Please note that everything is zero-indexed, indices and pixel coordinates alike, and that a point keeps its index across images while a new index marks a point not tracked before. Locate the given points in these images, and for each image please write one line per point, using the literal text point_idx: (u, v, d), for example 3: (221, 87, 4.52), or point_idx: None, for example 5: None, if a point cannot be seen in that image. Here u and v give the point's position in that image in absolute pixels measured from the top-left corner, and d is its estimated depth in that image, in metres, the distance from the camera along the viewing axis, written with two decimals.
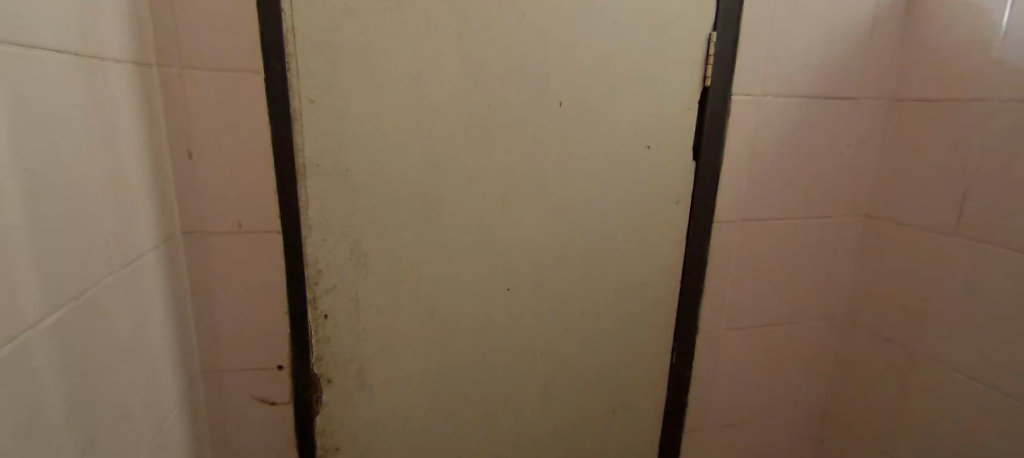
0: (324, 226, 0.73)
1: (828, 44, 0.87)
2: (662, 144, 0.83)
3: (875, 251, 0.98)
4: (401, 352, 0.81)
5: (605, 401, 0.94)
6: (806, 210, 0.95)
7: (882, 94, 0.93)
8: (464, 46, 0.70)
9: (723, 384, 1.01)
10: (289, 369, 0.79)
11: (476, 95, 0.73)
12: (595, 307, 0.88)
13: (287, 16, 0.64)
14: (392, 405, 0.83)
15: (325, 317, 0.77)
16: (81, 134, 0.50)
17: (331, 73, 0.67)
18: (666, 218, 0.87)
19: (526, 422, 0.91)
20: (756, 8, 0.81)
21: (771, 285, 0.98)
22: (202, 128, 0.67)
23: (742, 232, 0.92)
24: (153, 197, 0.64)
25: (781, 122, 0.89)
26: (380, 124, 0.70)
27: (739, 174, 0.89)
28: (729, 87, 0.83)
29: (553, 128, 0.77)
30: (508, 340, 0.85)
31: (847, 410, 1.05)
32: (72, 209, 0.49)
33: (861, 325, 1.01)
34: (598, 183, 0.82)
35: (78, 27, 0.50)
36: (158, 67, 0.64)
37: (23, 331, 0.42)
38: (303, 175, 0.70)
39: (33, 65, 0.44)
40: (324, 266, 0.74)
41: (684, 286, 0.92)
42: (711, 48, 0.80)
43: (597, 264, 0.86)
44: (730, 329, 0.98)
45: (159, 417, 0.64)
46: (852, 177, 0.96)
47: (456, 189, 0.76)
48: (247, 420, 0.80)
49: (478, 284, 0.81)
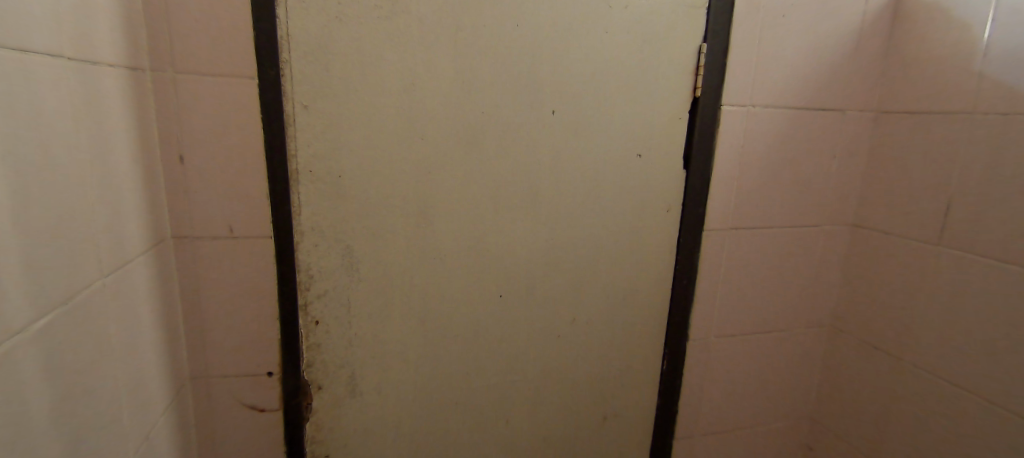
0: (317, 231, 0.68)
1: (814, 56, 0.88)
2: (658, 153, 0.82)
3: (870, 264, 0.97)
4: (394, 360, 0.76)
5: (600, 407, 0.91)
6: (795, 217, 0.95)
7: (867, 107, 0.95)
8: (461, 51, 0.68)
9: (716, 391, 0.99)
10: (279, 375, 0.73)
11: (471, 98, 0.70)
12: (591, 315, 0.85)
13: (282, 21, 0.61)
14: (386, 413, 0.78)
15: (316, 324, 0.71)
16: (72, 137, 0.48)
17: (324, 74, 0.64)
18: (660, 229, 0.86)
19: (522, 429, 0.87)
20: (745, 21, 0.82)
21: (761, 293, 0.97)
22: (196, 131, 0.63)
23: (729, 237, 0.91)
24: (144, 203, 0.60)
25: (768, 132, 0.89)
26: (375, 123, 0.67)
27: (728, 183, 0.88)
28: (719, 96, 0.83)
29: (554, 133, 0.76)
30: (504, 350, 0.82)
31: (844, 423, 1.02)
32: (63, 221, 0.47)
33: (849, 333, 1.01)
34: (598, 193, 0.80)
35: (72, 30, 0.48)
36: (151, 71, 0.61)
37: (11, 336, 0.40)
38: (302, 172, 0.66)
39: (29, 70, 0.43)
40: (316, 272, 0.70)
41: (676, 293, 0.90)
42: (702, 59, 0.80)
43: (593, 270, 0.83)
44: (719, 336, 0.96)
45: (146, 426, 0.60)
46: (838, 187, 0.97)
47: (453, 192, 0.73)
48: (232, 429, 0.74)
49: (471, 292, 0.77)
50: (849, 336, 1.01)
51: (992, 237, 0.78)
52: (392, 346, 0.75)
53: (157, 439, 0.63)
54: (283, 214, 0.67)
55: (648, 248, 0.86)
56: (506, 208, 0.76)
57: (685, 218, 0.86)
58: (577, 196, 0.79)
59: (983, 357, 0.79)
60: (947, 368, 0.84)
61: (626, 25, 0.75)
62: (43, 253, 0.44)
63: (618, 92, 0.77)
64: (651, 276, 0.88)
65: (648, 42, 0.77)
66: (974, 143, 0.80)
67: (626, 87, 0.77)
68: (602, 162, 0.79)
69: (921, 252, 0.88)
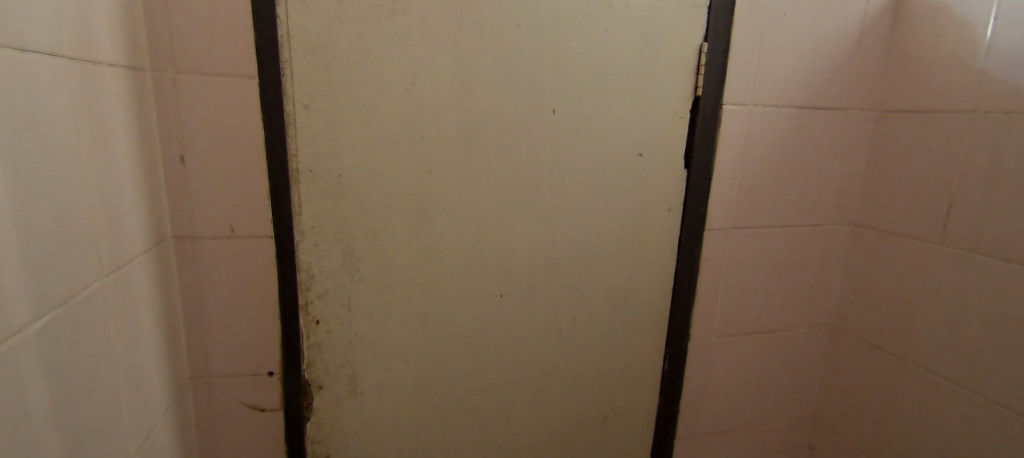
0: (317, 230, 0.68)
1: (815, 55, 0.88)
2: (659, 152, 0.82)
3: (871, 263, 0.96)
4: (395, 359, 0.76)
5: (601, 407, 0.91)
6: (796, 217, 0.95)
7: (868, 106, 0.95)
8: (461, 51, 0.68)
9: (717, 391, 0.98)
10: (280, 375, 0.73)
11: (472, 98, 0.70)
12: (591, 314, 0.85)
13: (282, 21, 0.61)
14: (387, 412, 0.78)
15: (316, 323, 0.71)
16: (72, 136, 0.48)
17: (324, 74, 0.64)
18: (661, 228, 0.86)
19: (523, 429, 0.87)
20: (746, 21, 0.82)
21: (763, 293, 0.97)
22: (197, 131, 0.63)
23: (730, 237, 0.91)
24: (144, 203, 0.60)
25: (769, 131, 0.88)
26: (375, 123, 0.67)
27: (729, 183, 0.88)
28: (720, 95, 0.83)
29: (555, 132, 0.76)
30: (505, 350, 0.82)
31: (846, 423, 1.02)
32: (63, 221, 0.47)
33: (850, 332, 1.01)
34: (598, 192, 0.80)
35: (72, 29, 0.48)
36: (151, 71, 0.61)
37: (11, 336, 0.40)
38: (302, 171, 0.66)
39: (28, 69, 0.43)
40: (317, 271, 0.70)
41: (678, 293, 0.89)
42: (703, 58, 0.80)
43: (593, 269, 0.83)
44: (720, 335, 0.95)
45: (146, 426, 0.60)
46: (839, 186, 0.97)
47: (453, 192, 0.73)
48: (233, 429, 0.74)
49: (472, 291, 0.77)
50: (850, 336, 1.01)
51: (994, 236, 0.77)
52: (392, 345, 0.75)
53: (157, 439, 0.63)
54: (283, 212, 0.67)
55: (649, 248, 0.86)
56: (507, 207, 0.76)
57: (686, 217, 0.86)
58: (577, 196, 0.79)
59: (984, 357, 0.79)
60: (948, 368, 0.84)
61: (627, 24, 0.75)
62: (43, 254, 0.44)
63: (619, 91, 0.77)
64: (651, 275, 0.88)
65: (649, 41, 0.76)
66: (975, 142, 0.79)
67: (627, 87, 0.77)
68: (603, 161, 0.79)
69: (923, 252, 0.88)
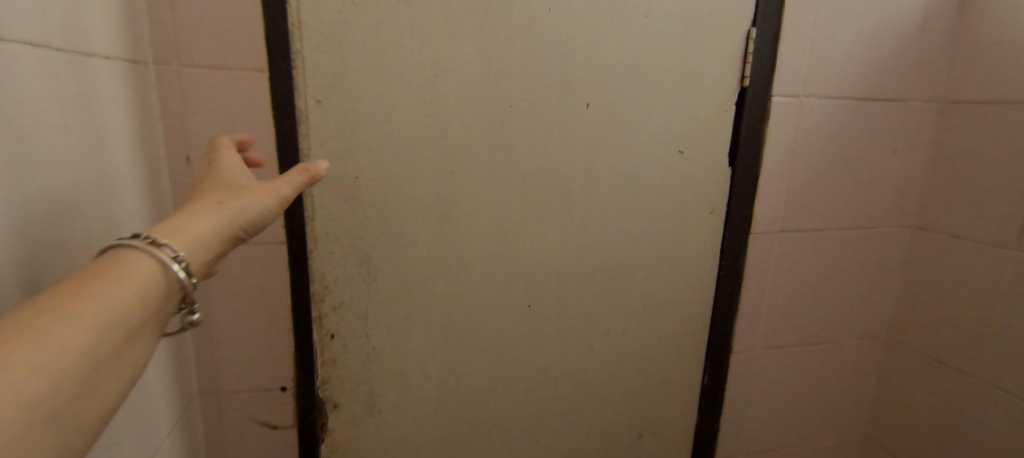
0: (331, 237, 0.63)
1: (873, 41, 0.80)
2: (701, 150, 0.75)
3: (934, 270, 0.88)
4: (415, 375, 0.71)
5: (634, 424, 0.84)
6: (850, 219, 0.87)
7: (931, 97, 0.86)
8: (486, 40, 0.62)
9: (760, 408, 0.91)
10: (294, 391, 0.68)
11: (497, 92, 0.64)
12: (625, 326, 0.78)
13: (293, 9, 0.56)
14: (406, 431, 0.73)
15: (331, 337, 0.66)
16: (62, 137, 0.43)
17: (338, 66, 0.58)
18: (703, 233, 0.79)
19: (550, 448, 0.81)
20: (798, 3, 0.74)
21: (811, 302, 0.89)
22: (203, 130, 0.59)
23: (777, 241, 0.83)
24: (147, 208, 0.55)
25: (822, 126, 0.81)
26: (393, 119, 0.61)
27: (778, 182, 0.80)
28: (769, 85, 0.75)
29: (587, 129, 0.69)
30: (533, 365, 0.76)
31: (902, 444, 0.93)
32: (52, 232, 0.42)
33: (907, 345, 0.92)
34: (634, 193, 0.74)
35: (61, 18, 0.43)
36: (154, 66, 0.56)
37: None
38: (314, 174, 0.61)
39: (9, 62, 0.38)
40: (331, 282, 0.65)
41: (719, 302, 0.82)
42: (751, 44, 0.72)
43: (628, 277, 0.76)
44: (765, 348, 0.88)
45: (150, 447, 0.56)
46: (898, 185, 0.88)
47: (478, 195, 0.67)
48: (244, 447, 0.69)
49: (498, 301, 0.71)
50: (908, 349, 0.92)
51: None
52: (411, 361, 0.70)
53: None
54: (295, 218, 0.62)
55: (689, 254, 0.79)
56: (536, 211, 0.70)
57: (730, 220, 0.79)
58: (611, 198, 0.73)
59: None
60: None
61: (668, 8, 0.68)
62: (27, 268, 0.40)
63: (658, 83, 0.70)
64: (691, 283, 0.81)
65: (693, 27, 0.69)
66: None
67: (666, 77, 0.70)
68: (640, 160, 0.72)
69: (995, 259, 0.79)
